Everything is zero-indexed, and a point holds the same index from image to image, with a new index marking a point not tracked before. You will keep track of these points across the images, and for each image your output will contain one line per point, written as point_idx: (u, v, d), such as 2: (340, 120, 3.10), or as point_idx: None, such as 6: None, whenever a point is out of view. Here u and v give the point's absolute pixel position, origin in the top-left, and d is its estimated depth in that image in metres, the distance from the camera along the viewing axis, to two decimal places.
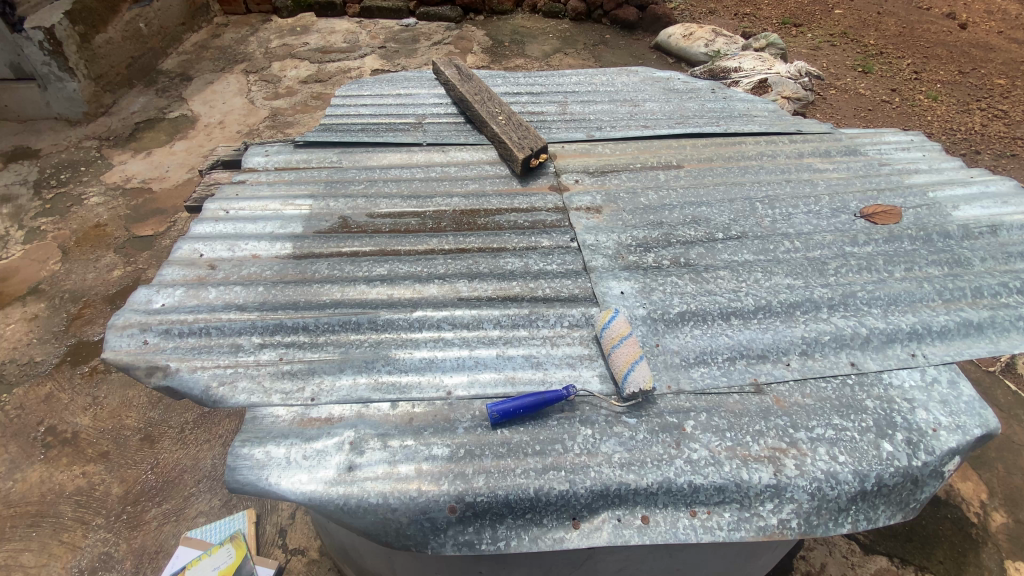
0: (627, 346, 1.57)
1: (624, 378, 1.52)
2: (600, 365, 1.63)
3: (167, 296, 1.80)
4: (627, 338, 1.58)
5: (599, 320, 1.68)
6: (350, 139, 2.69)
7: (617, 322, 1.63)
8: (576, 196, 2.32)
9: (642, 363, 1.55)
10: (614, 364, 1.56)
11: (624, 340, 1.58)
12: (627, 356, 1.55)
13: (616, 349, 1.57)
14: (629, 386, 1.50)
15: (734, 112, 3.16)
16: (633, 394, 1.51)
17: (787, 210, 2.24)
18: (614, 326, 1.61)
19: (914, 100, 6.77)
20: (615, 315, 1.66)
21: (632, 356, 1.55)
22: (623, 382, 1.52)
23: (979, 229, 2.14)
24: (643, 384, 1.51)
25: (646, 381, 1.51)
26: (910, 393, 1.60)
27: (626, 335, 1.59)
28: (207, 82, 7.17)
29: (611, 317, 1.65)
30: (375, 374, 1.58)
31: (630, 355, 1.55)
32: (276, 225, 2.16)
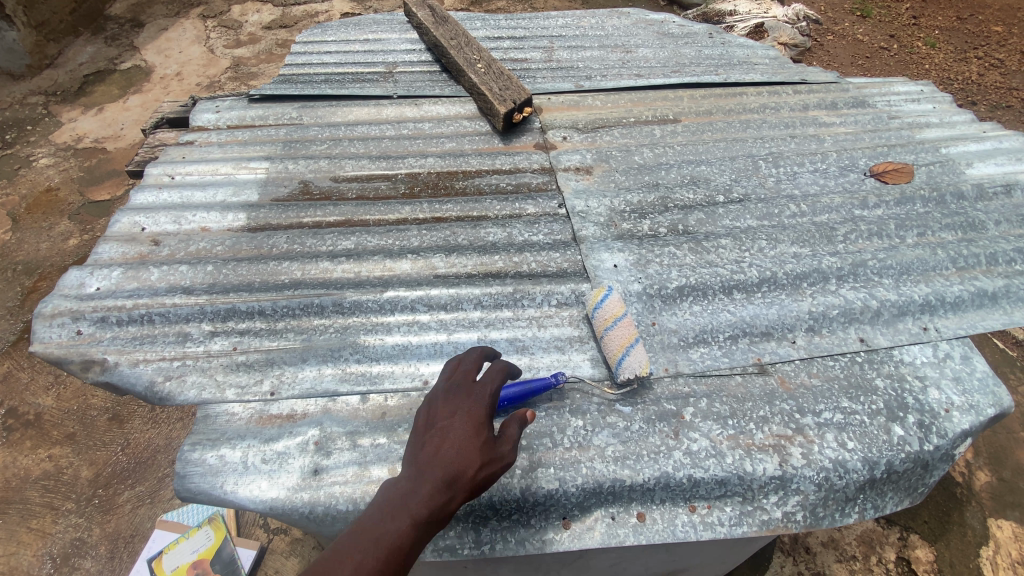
0: (621, 329, 1.43)
1: (617, 363, 1.39)
2: (589, 348, 1.50)
3: (102, 279, 1.59)
4: (621, 319, 1.44)
5: (589, 297, 1.54)
6: (311, 91, 2.41)
7: (612, 300, 1.49)
8: (564, 154, 2.11)
9: (638, 345, 1.42)
10: (607, 348, 1.42)
11: (618, 319, 1.44)
12: (621, 339, 1.41)
13: (610, 331, 1.43)
14: (622, 372, 1.38)
15: (734, 59, 2.91)
16: (627, 380, 1.38)
17: (792, 169, 2.06)
18: (607, 305, 1.47)
19: (913, 47, 6.49)
20: (607, 290, 1.51)
21: (627, 340, 1.41)
22: (616, 368, 1.39)
23: (994, 189, 2.00)
24: (639, 370, 1.38)
25: (641, 366, 1.38)
26: (922, 371, 1.49)
27: (621, 315, 1.46)
28: (161, 29, 6.56)
29: (603, 295, 1.52)
30: (342, 364, 1.42)
31: (624, 338, 1.41)
32: (228, 192, 1.92)
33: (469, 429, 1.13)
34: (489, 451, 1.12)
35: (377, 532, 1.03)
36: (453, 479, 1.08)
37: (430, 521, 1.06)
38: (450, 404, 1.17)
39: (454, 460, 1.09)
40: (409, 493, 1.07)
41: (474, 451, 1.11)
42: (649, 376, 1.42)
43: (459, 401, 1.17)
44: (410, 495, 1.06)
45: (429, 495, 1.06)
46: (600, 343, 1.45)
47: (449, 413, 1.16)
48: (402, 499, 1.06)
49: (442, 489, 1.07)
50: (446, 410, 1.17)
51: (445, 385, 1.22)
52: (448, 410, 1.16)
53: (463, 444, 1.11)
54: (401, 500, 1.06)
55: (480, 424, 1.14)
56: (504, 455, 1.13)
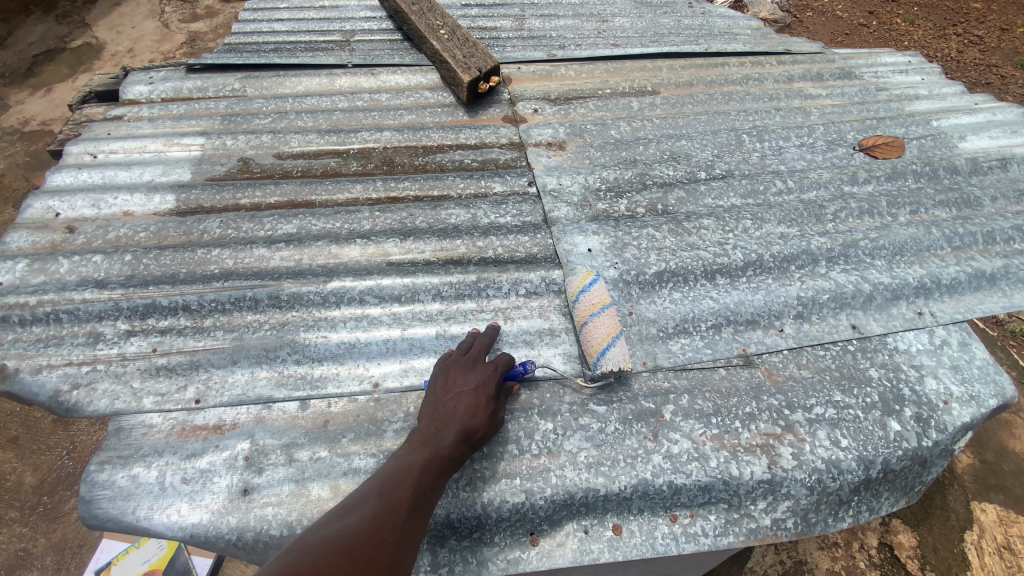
0: (606, 318, 1.28)
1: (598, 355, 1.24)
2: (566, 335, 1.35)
3: (3, 272, 1.39)
4: (607, 308, 1.30)
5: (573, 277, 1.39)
6: (256, 60, 2.18)
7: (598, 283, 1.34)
8: (535, 128, 1.94)
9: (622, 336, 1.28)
10: (588, 337, 1.27)
11: (604, 306, 1.30)
12: (606, 328, 1.26)
13: (594, 318, 1.28)
14: (604, 364, 1.23)
15: (715, 29, 2.76)
16: (606, 373, 1.24)
17: (777, 143, 1.92)
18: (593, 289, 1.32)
19: (892, 24, 6.41)
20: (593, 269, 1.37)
21: (612, 330, 1.27)
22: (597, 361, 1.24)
23: (988, 163, 1.89)
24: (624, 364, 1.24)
25: (625, 361, 1.24)
26: (918, 360, 1.38)
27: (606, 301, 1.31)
28: (113, 3, 6.12)
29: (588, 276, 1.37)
30: (279, 367, 1.25)
31: (609, 328, 1.27)
32: (156, 171, 1.71)
33: (487, 383, 1.15)
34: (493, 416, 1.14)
35: (395, 477, 1.03)
36: (469, 432, 1.10)
37: (443, 474, 1.07)
38: (467, 359, 1.19)
39: (470, 412, 1.11)
40: (429, 440, 1.08)
41: (488, 410, 1.13)
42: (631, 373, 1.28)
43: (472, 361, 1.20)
44: (430, 445, 1.08)
45: (446, 445, 1.08)
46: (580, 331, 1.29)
47: (467, 369, 1.17)
48: (421, 448, 1.07)
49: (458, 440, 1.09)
50: (463, 367, 1.18)
51: (460, 347, 1.23)
52: (466, 367, 1.18)
53: (479, 397, 1.13)
54: (420, 446, 1.08)
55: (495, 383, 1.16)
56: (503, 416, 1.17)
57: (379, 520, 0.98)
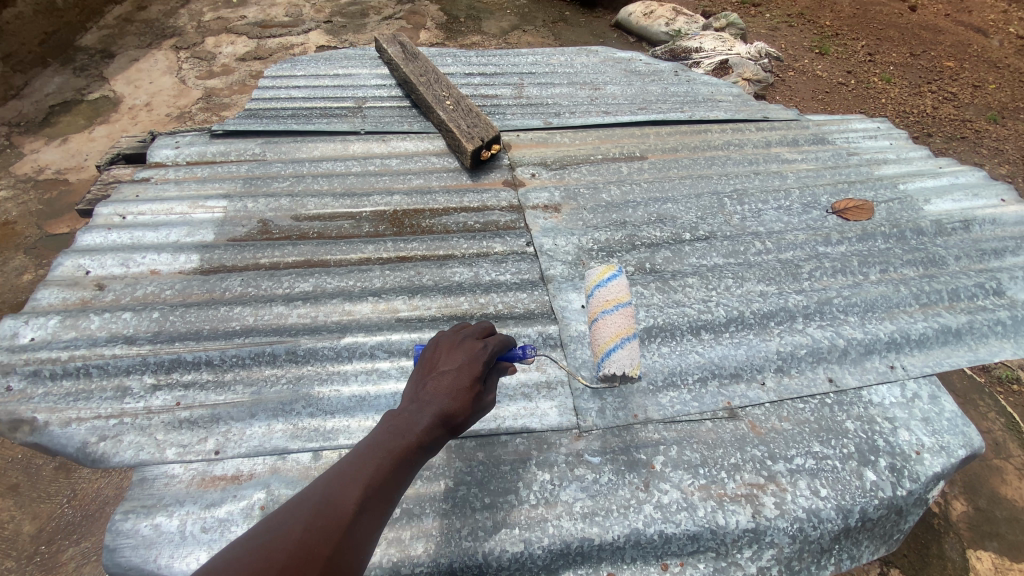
0: (619, 320, 1.44)
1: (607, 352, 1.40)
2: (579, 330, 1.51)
3: (37, 328, 1.49)
4: (621, 311, 1.45)
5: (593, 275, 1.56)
6: (276, 128, 2.37)
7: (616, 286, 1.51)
8: (533, 192, 2.10)
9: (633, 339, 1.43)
10: (600, 337, 1.44)
11: (620, 307, 1.46)
12: (618, 328, 1.42)
13: (607, 319, 1.44)
14: (608, 365, 1.38)
15: (698, 96, 2.99)
16: (611, 374, 1.39)
17: (756, 206, 2.08)
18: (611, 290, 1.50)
19: (869, 83, 6.79)
20: (615, 272, 1.54)
21: (622, 332, 1.42)
22: (603, 359, 1.40)
23: (952, 225, 2.05)
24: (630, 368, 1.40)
25: (630, 365, 1.39)
26: (891, 412, 1.47)
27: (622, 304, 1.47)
28: (132, 60, 6.45)
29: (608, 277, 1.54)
30: (294, 419, 1.35)
31: (620, 330, 1.42)
32: (182, 232, 1.85)
33: (470, 365, 1.16)
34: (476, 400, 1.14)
35: (362, 461, 1.01)
36: (447, 414, 1.10)
37: (413, 462, 1.05)
38: (454, 341, 1.21)
39: (450, 394, 1.11)
40: (404, 424, 1.07)
41: (469, 394, 1.13)
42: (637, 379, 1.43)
43: (462, 340, 1.21)
44: (404, 426, 1.07)
45: (421, 429, 1.07)
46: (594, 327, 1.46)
47: (453, 350, 1.19)
48: (394, 430, 1.06)
49: (435, 420, 1.08)
50: (449, 347, 1.20)
51: (448, 328, 1.26)
52: (452, 346, 1.20)
53: (462, 378, 1.13)
54: (393, 430, 1.06)
55: (480, 364, 1.17)
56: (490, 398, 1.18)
57: (340, 501, 0.96)
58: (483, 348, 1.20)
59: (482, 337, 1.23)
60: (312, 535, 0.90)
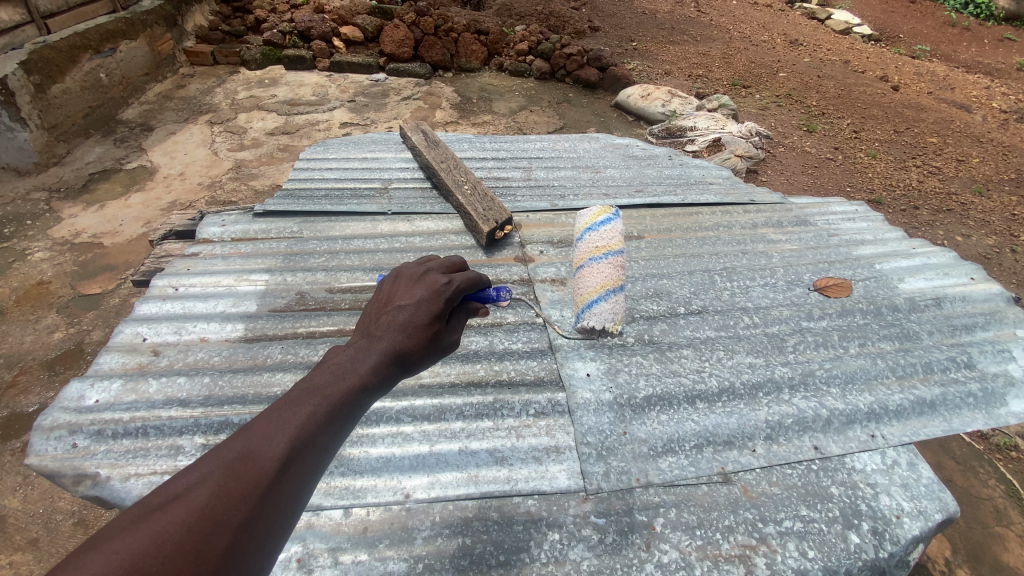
0: (605, 275, 1.93)
1: (590, 304, 1.90)
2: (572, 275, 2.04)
3: (102, 391, 1.68)
4: (608, 267, 1.94)
5: (594, 224, 2.04)
6: (312, 208, 2.65)
7: (614, 245, 2.00)
8: (541, 267, 2.34)
9: (619, 298, 1.94)
10: (588, 289, 1.93)
11: (610, 267, 1.94)
12: (605, 282, 1.92)
13: (595, 273, 1.94)
14: (591, 314, 1.89)
15: (691, 180, 3.30)
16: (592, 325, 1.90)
17: (745, 283, 2.30)
18: (609, 253, 1.97)
19: (856, 158, 7.18)
20: (610, 227, 2.04)
21: (605, 286, 1.91)
22: (586, 308, 1.91)
23: (925, 302, 2.24)
24: (612, 324, 1.90)
25: (610, 319, 1.90)
26: (873, 478, 1.60)
27: (614, 264, 1.96)
28: (169, 132, 6.86)
29: (610, 235, 2.01)
30: (327, 478, 1.49)
31: (604, 284, 1.91)
32: (228, 303, 2.07)
33: (426, 306, 1.31)
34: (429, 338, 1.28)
35: (303, 400, 1.07)
36: (396, 353, 1.22)
37: (358, 397, 1.14)
38: (415, 286, 1.36)
39: (403, 331, 1.25)
40: (359, 359, 1.18)
41: (422, 333, 1.27)
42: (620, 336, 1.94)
43: (421, 286, 1.36)
44: (358, 360, 1.17)
45: (374, 363, 1.18)
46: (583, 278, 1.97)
47: (413, 292, 1.34)
48: (349, 364, 1.16)
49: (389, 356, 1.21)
50: (408, 285, 1.37)
51: (408, 269, 1.42)
52: (411, 289, 1.35)
53: (417, 318, 1.28)
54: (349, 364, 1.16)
55: (436, 307, 1.33)
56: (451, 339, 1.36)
57: (276, 440, 1.00)
58: (437, 294, 1.35)
59: (445, 276, 1.41)
60: (248, 467, 0.95)
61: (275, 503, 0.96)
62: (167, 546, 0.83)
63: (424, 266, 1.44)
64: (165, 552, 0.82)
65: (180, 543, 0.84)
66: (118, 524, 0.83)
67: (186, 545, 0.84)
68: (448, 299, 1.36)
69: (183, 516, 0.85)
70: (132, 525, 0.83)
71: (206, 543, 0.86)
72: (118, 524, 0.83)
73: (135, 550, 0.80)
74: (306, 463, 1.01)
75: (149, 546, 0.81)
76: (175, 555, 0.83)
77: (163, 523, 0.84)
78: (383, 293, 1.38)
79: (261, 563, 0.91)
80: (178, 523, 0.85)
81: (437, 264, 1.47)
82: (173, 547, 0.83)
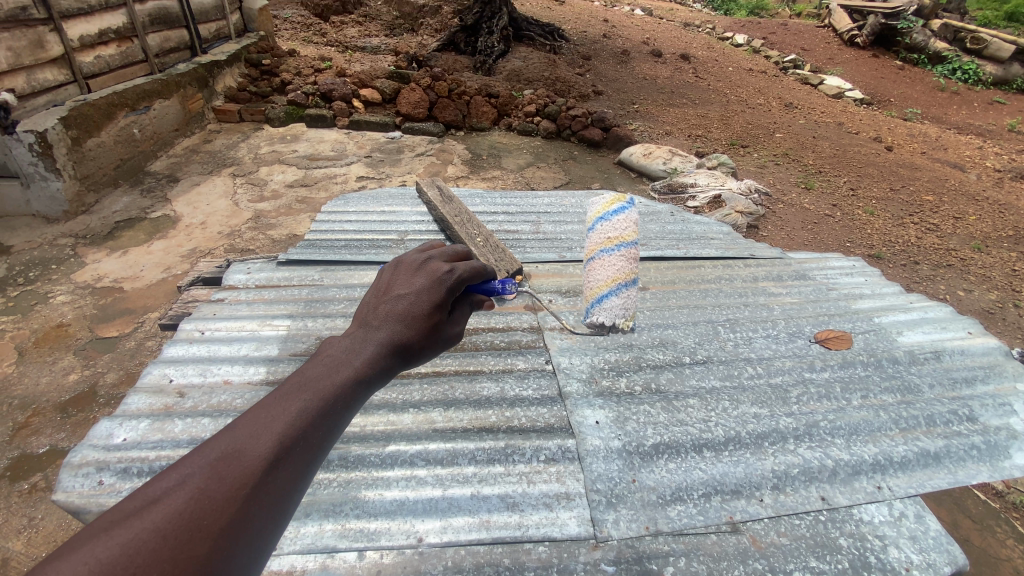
0: (614, 272, 2.23)
1: (601, 301, 2.23)
2: (586, 269, 2.35)
3: (129, 430, 1.76)
4: (619, 264, 2.24)
5: (608, 216, 2.35)
6: (333, 258, 2.80)
7: (625, 238, 2.30)
8: (550, 316, 2.44)
9: (628, 294, 2.25)
10: (599, 286, 2.26)
11: (621, 262, 2.24)
12: (615, 278, 2.23)
13: (606, 271, 2.25)
14: (600, 312, 2.24)
15: (693, 234, 3.45)
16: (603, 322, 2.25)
17: (747, 334, 2.38)
18: (621, 246, 2.26)
19: (854, 214, 7.38)
20: (622, 219, 2.34)
21: (615, 282, 2.23)
22: (598, 304, 2.25)
23: (924, 354, 2.31)
24: (620, 319, 2.25)
25: (622, 316, 2.25)
26: (881, 530, 1.62)
27: (625, 259, 2.26)
28: (193, 184, 7.20)
29: (623, 226, 2.31)
30: (342, 520, 1.53)
31: (613, 281, 2.23)
32: (251, 346, 2.16)
33: (423, 298, 1.39)
34: (427, 330, 1.36)
35: (290, 398, 1.10)
36: (394, 343, 1.30)
37: (355, 387, 1.19)
38: (413, 277, 1.44)
39: (402, 323, 1.33)
40: (354, 352, 1.24)
41: (419, 325, 1.34)
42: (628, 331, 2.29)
43: (419, 278, 1.44)
44: (353, 353, 1.24)
45: (371, 355, 1.25)
46: (596, 273, 2.27)
47: (411, 283, 1.42)
48: (342, 357, 1.22)
49: (386, 347, 1.28)
50: (404, 278, 1.44)
51: (407, 261, 1.51)
52: (411, 279, 1.43)
53: (415, 310, 1.36)
54: (341, 360, 1.21)
55: (434, 299, 1.40)
56: (453, 331, 1.45)
57: (261, 440, 1.02)
58: (433, 287, 1.42)
59: (443, 266, 1.48)
60: (235, 462, 0.98)
61: (269, 492, 0.99)
62: (141, 553, 0.83)
63: (423, 258, 1.52)
64: (140, 559, 0.83)
65: (155, 551, 0.85)
66: (94, 532, 0.84)
67: (161, 552, 0.85)
68: (444, 291, 1.43)
69: (158, 522, 0.87)
70: (108, 532, 0.84)
71: (184, 549, 0.87)
72: (92, 531, 0.84)
73: (106, 560, 0.80)
74: (294, 461, 1.04)
75: (125, 553, 0.82)
76: (151, 562, 0.83)
77: (138, 530, 0.85)
78: (381, 285, 1.45)
79: (254, 551, 0.95)
80: (154, 529, 0.86)
81: (435, 255, 1.54)
82: (148, 554, 0.84)
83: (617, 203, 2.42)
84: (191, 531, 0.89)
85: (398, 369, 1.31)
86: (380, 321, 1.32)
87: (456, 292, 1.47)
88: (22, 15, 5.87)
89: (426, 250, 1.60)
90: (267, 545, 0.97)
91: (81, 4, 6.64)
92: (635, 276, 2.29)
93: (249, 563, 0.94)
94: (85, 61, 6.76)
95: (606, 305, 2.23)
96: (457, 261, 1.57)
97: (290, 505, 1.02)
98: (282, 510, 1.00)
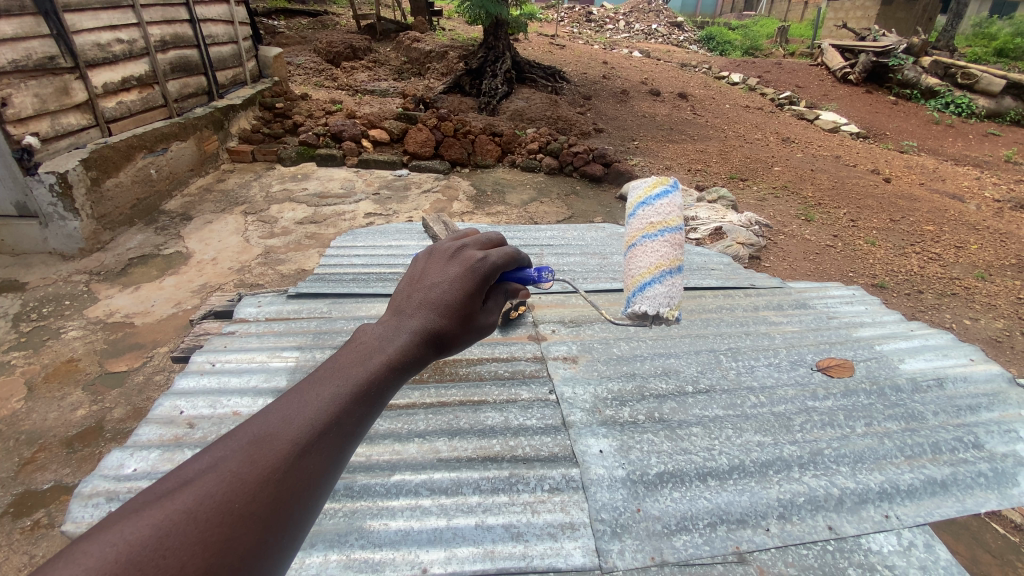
0: (653, 260, 2.08)
1: (643, 289, 2.04)
2: (625, 256, 2.18)
3: (141, 460, 1.80)
4: (659, 252, 2.08)
5: (649, 200, 2.17)
6: (340, 291, 2.88)
7: (670, 223, 2.13)
8: (553, 345, 2.49)
9: (673, 282, 2.07)
10: (639, 272, 2.08)
11: (666, 248, 2.09)
12: (659, 266, 2.06)
13: (647, 257, 2.09)
14: (639, 303, 2.04)
15: (693, 265, 3.51)
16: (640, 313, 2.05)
17: (749, 363, 2.40)
18: (665, 231, 2.11)
19: (856, 245, 7.42)
20: (664, 202, 2.16)
21: (654, 270, 2.06)
22: (637, 292, 2.05)
23: (927, 382, 2.32)
24: (665, 309, 2.04)
25: (668, 309, 2.05)
26: (891, 560, 1.59)
27: (670, 245, 2.10)
28: (206, 221, 7.38)
29: (667, 210, 2.14)
30: (347, 551, 1.53)
31: (652, 269, 2.06)
32: (261, 378, 2.21)
33: (458, 285, 1.42)
34: (461, 320, 1.40)
35: (323, 384, 1.14)
36: (428, 333, 1.33)
37: (389, 376, 1.22)
38: (447, 264, 1.48)
39: (436, 312, 1.37)
40: (389, 340, 1.28)
41: (453, 314, 1.38)
42: (672, 322, 2.08)
43: (455, 266, 1.47)
44: (388, 339, 1.28)
45: (405, 343, 1.29)
46: (638, 260, 2.10)
47: (447, 268, 1.47)
48: (378, 343, 1.26)
49: (420, 336, 1.32)
50: (437, 267, 1.48)
51: (441, 249, 1.54)
52: (447, 265, 1.48)
53: (450, 299, 1.39)
54: (376, 346, 1.25)
55: (468, 287, 1.43)
56: (487, 322, 1.50)
57: (292, 425, 1.05)
58: (467, 274, 1.45)
59: (477, 253, 1.51)
60: (273, 444, 1.02)
61: (303, 476, 1.03)
62: (170, 535, 0.86)
63: (457, 245, 1.55)
64: (171, 541, 0.85)
65: (185, 533, 0.87)
66: (125, 513, 0.87)
67: (191, 536, 0.87)
68: (478, 279, 1.46)
69: (189, 504, 0.90)
70: (139, 513, 0.87)
71: (214, 532, 0.90)
72: (125, 511, 0.87)
73: (134, 541, 0.83)
74: (325, 447, 1.07)
75: (154, 535, 0.84)
76: (181, 545, 0.86)
77: (168, 511, 0.88)
78: (415, 273, 1.49)
79: (286, 534, 0.98)
80: (185, 511, 0.89)
81: (470, 243, 1.57)
82: (177, 537, 0.86)
83: (660, 183, 2.21)
84: (221, 515, 0.91)
85: (431, 358, 1.35)
86: (416, 309, 1.36)
87: (489, 280, 1.50)
88: (50, 64, 6.20)
89: (460, 238, 1.63)
90: (300, 530, 1.01)
91: (106, 54, 7.01)
92: (681, 263, 2.11)
93: (278, 549, 0.97)
94: (108, 107, 7.07)
95: (650, 293, 2.03)
96: (491, 248, 1.60)
97: (321, 489, 1.05)
98: (314, 494, 1.03)
